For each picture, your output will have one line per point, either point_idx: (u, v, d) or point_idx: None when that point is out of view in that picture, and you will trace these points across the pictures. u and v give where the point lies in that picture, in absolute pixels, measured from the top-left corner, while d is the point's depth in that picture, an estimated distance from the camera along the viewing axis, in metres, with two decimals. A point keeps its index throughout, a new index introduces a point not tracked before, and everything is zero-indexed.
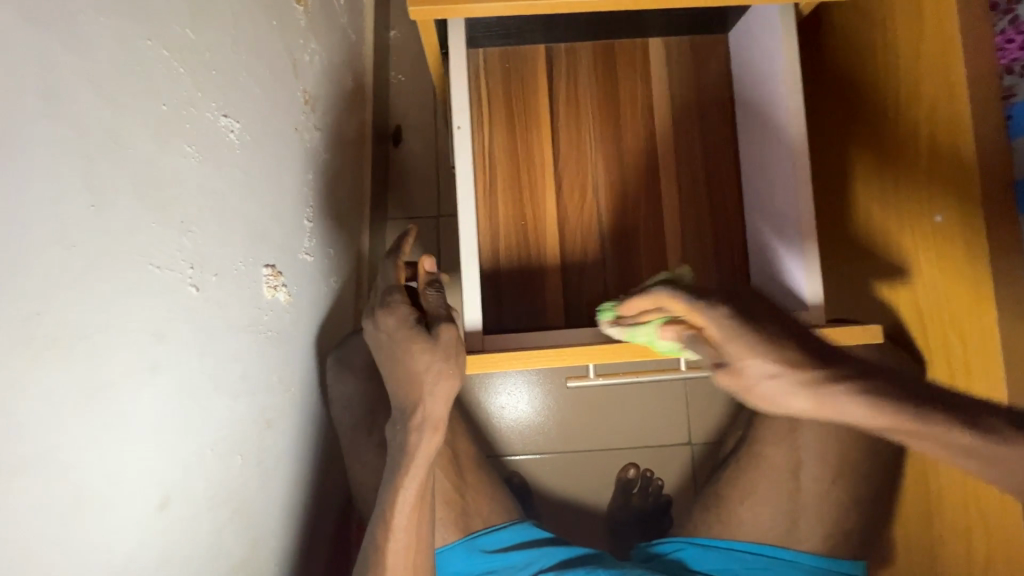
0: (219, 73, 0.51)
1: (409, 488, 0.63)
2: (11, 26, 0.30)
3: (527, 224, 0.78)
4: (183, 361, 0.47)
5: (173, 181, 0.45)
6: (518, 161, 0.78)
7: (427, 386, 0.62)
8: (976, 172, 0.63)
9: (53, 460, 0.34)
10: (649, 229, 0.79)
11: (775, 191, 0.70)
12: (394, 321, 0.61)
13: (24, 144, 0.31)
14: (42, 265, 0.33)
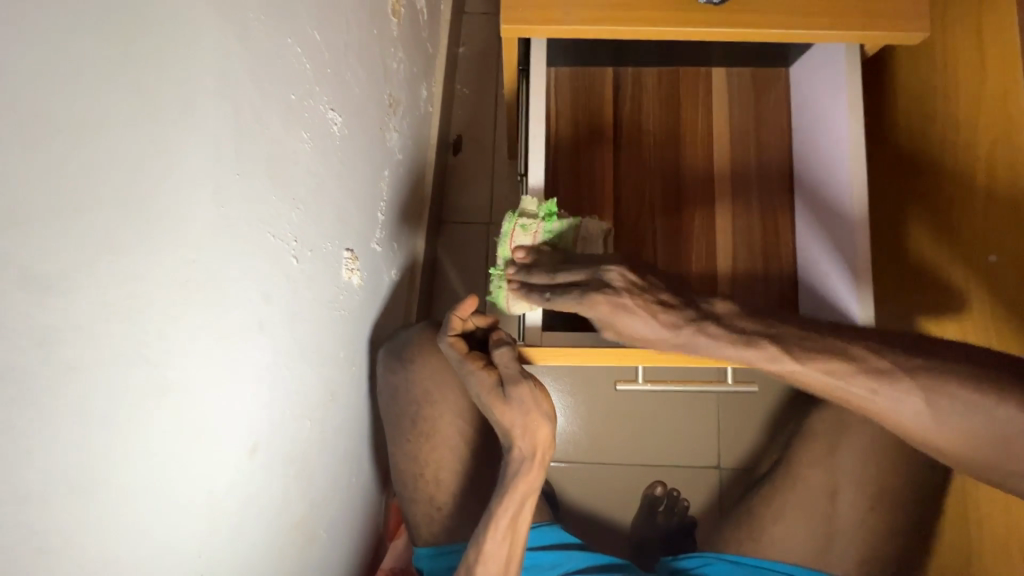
0: (332, 71, 0.57)
1: (501, 516, 0.64)
2: (203, 15, 0.36)
3: None
4: (280, 324, 0.51)
5: (291, 162, 0.50)
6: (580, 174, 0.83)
7: (521, 428, 0.65)
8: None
9: (185, 389, 0.39)
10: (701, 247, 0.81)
11: (834, 221, 0.72)
12: (477, 386, 0.66)
13: (197, 112, 0.37)
14: (198, 219, 0.38)
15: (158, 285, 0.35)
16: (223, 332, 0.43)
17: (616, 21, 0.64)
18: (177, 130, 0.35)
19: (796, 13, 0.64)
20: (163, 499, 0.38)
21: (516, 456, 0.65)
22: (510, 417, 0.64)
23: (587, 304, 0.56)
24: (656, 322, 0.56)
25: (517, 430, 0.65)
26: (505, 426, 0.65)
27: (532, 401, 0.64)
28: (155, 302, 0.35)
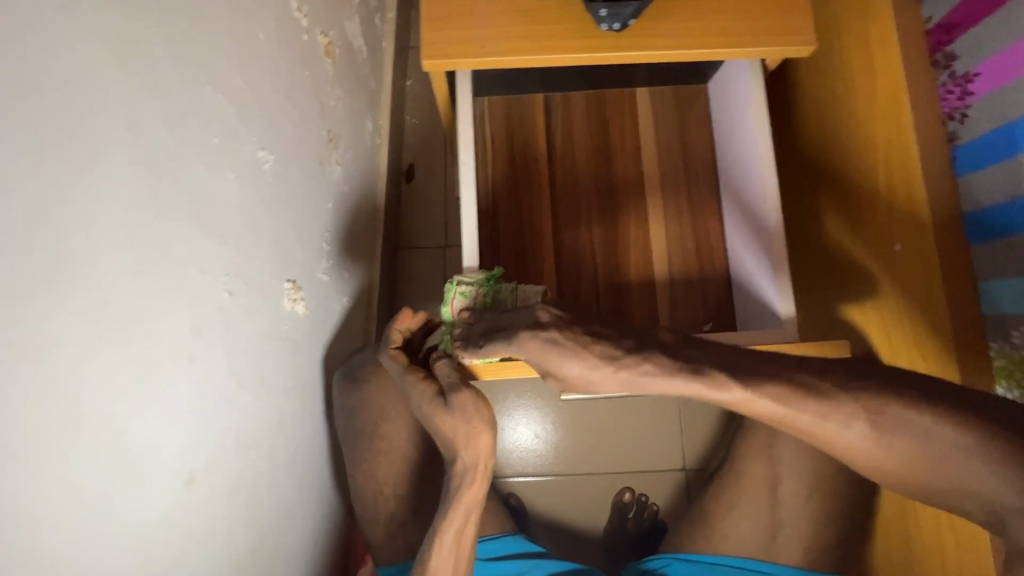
0: (259, 113, 0.60)
1: (446, 529, 0.65)
2: (111, 73, 0.39)
3: (526, 249, 0.85)
4: (215, 356, 0.53)
5: (217, 200, 0.53)
6: (518, 193, 0.87)
7: (462, 439, 0.66)
8: (922, 194, 0.67)
9: (104, 423, 0.40)
10: (638, 256, 0.85)
11: (755, 222, 0.75)
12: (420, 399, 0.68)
13: (109, 161, 0.39)
14: (114, 261, 0.40)
15: (75, 326, 0.37)
16: (147, 367, 0.44)
17: (528, 51, 0.68)
18: (88, 178, 0.38)
19: (693, 35, 0.68)
20: (90, 534, 0.39)
21: (459, 471, 0.67)
22: (453, 426, 0.66)
23: (518, 345, 0.57)
24: (569, 346, 0.56)
25: (461, 443, 0.66)
26: (446, 441, 0.67)
27: (474, 408, 0.66)
28: (70, 341, 0.37)
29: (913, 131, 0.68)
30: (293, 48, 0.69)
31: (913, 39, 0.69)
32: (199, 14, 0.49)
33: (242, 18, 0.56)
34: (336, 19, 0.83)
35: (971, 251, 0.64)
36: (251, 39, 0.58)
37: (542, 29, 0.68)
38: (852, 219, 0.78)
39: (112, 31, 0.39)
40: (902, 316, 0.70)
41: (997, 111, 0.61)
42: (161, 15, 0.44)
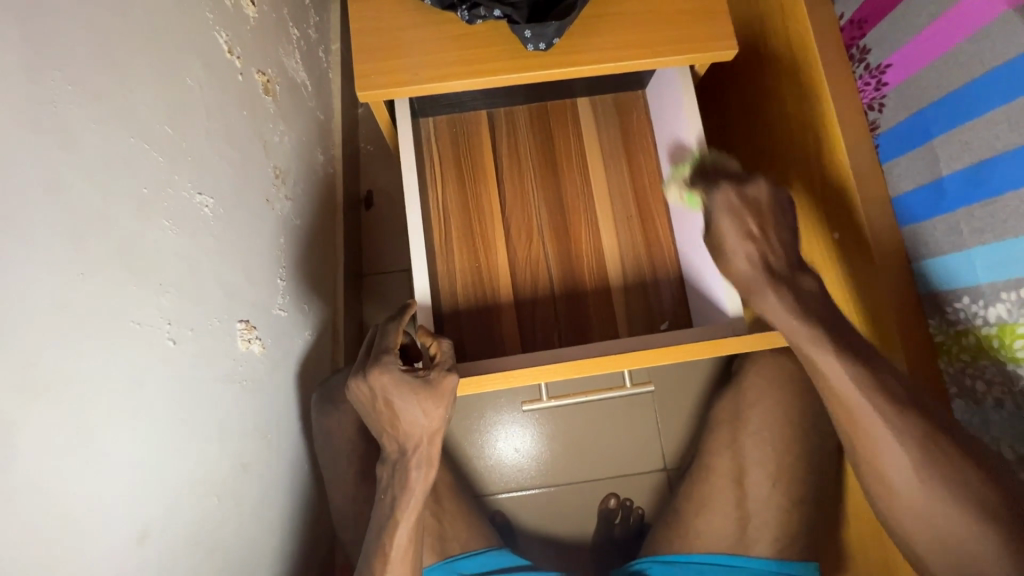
0: (195, 159, 0.61)
1: (406, 522, 0.65)
2: (24, 136, 0.39)
3: (482, 266, 0.86)
4: (160, 406, 0.53)
5: (153, 249, 0.53)
6: (470, 211, 0.88)
7: (422, 430, 0.65)
8: (853, 183, 0.68)
9: (42, 489, 0.40)
10: (592, 262, 0.87)
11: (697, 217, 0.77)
12: (388, 380, 0.63)
13: (28, 225, 0.39)
14: (40, 321, 0.40)
15: (3, 393, 0.37)
16: (84, 426, 0.44)
17: (461, 75, 0.69)
18: (6, 243, 0.37)
19: (621, 48, 0.70)
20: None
21: (412, 465, 0.66)
22: (417, 409, 0.64)
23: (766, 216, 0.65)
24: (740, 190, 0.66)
25: (420, 430, 0.65)
26: (399, 437, 0.66)
27: (443, 396, 0.65)
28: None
29: (837, 121, 0.70)
30: (228, 90, 0.69)
31: (828, 34, 0.72)
32: (118, 68, 0.49)
33: (166, 67, 0.57)
34: (274, 57, 0.83)
35: (902, 236, 0.66)
36: (179, 87, 0.59)
37: (473, 54, 0.70)
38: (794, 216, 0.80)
39: (22, 94, 0.39)
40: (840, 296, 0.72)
41: (910, 99, 0.63)
42: (75, 73, 0.44)
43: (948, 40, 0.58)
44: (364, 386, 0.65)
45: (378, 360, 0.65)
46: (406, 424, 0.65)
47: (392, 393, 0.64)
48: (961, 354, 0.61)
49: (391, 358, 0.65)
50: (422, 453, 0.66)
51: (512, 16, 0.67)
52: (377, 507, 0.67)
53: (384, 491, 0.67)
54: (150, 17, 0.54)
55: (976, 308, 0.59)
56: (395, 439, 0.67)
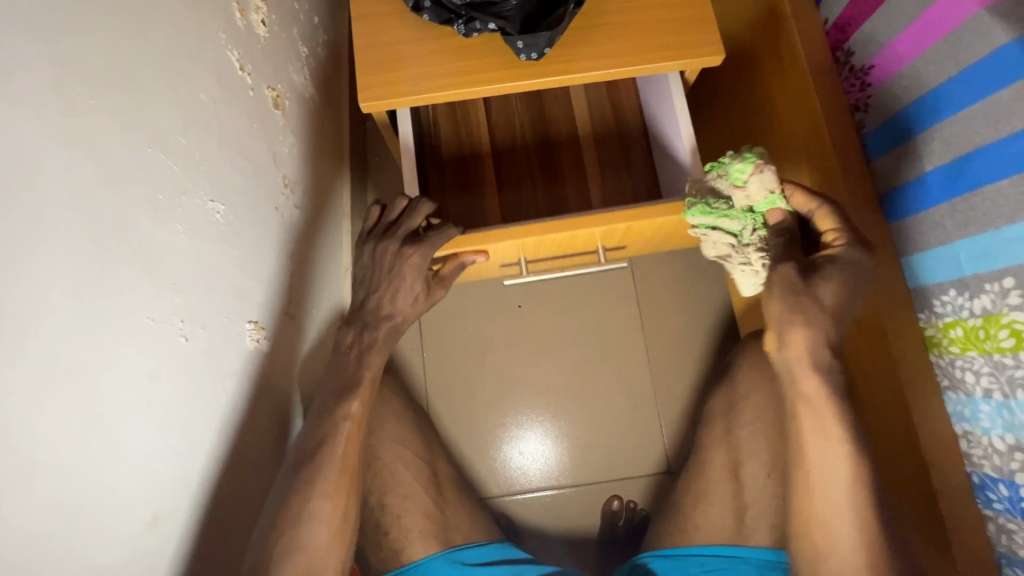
0: (207, 168, 0.65)
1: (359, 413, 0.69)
2: (52, 148, 0.43)
3: (465, 144, 1.04)
4: (174, 398, 0.56)
5: (167, 252, 0.56)
6: (455, 104, 1.06)
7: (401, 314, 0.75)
8: (837, 167, 0.71)
9: (61, 470, 0.43)
10: (565, 137, 1.04)
11: (658, 83, 0.90)
12: (416, 262, 0.73)
13: (53, 228, 0.43)
14: (61, 313, 0.43)
15: (25, 376, 0.40)
16: (102, 412, 0.47)
17: (458, 86, 0.73)
18: (31, 240, 0.41)
19: (610, 57, 0.73)
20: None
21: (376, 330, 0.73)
22: (406, 296, 0.74)
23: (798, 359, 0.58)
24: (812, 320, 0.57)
25: (403, 310, 0.75)
26: (384, 304, 0.73)
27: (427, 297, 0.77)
28: (21, 391, 0.40)
29: (825, 124, 0.72)
30: (238, 105, 0.73)
31: (813, 40, 0.74)
32: (136, 82, 0.53)
33: (181, 79, 0.61)
34: (283, 73, 0.88)
35: (889, 227, 0.68)
36: (192, 98, 0.63)
37: (470, 65, 0.73)
38: None
39: (45, 105, 0.43)
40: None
41: (893, 99, 0.65)
42: (95, 87, 0.48)
43: (926, 40, 0.60)
44: (391, 249, 0.73)
45: (412, 240, 0.73)
46: (397, 307, 0.74)
47: (405, 282, 0.73)
48: (951, 347, 0.62)
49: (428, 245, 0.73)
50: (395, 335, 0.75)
51: (505, 28, 0.70)
52: (337, 366, 0.71)
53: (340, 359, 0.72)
54: (165, 34, 0.58)
55: (962, 300, 0.60)
56: (370, 315, 0.73)
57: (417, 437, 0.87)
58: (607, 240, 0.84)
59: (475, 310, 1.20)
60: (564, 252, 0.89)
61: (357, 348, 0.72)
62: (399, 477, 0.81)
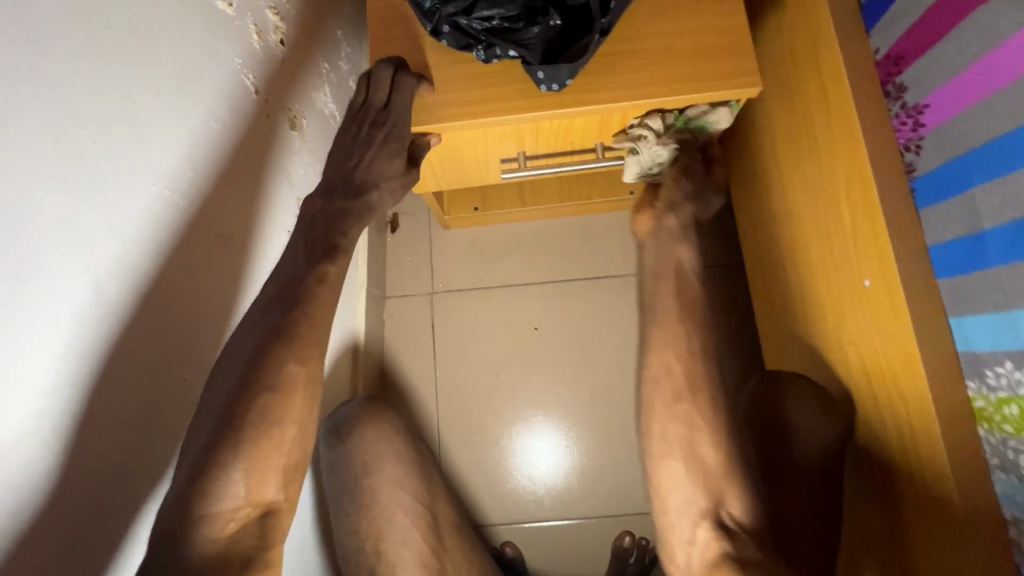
0: (219, 199, 0.63)
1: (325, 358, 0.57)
2: (41, 195, 0.43)
3: None
4: (164, 431, 0.56)
5: (169, 291, 0.56)
6: None
7: (374, 182, 0.66)
8: (880, 216, 0.66)
9: (38, 521, 0.43)
10: None
11: None
12: (386, 132, 0.67)
13: (42, 280, 0.43)
14: (48, 361, 0.43)
15: (8, 427, 0.40)
16: (79, 459, 0.47)
17: (476, 115, 0.70)
18: (19, 292, 0.41)
19: (641, 87, 0.69)
20: None
21: (346, 193, 0.64)
22: (381, 162, 0.67)
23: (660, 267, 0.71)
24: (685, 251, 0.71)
25: (373, 180, 0.66)
26: (355, 169, 0.66)
27: (403, 176, 0.69)
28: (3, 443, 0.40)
29: (870, 167, 0.67)
30: (256, 129, 0.70)
31: (863, 75, 0.68)
32: (142, 117, 0.52)
33: (195, 110, 0.59)
34: (303, 91, 0.82)
35: (939, 284, 0.62)
36: (207, 127, 0.61)
37: (489, 93, 0.70)
38: (823, 258, 0.78)
39: (40, 154, 0.42)
40: (865, 340, 0.71)
41: (948, 144, 0.59)
42: (94, 128, 0.47)
43: (991, 83, 0.54)
44: (364, 122, 0.67)
45: (379, 120, 0.67)
46: (382, 172, 0.67)
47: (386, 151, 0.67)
48: (1004, 425, 0.56)
49: (403, 113, 0.68)
50: (374, 204, 0.66)
51: (525, 57, 0.66)
52: (315, 233, 0.61)
53: (313, 223, 0.62)
54: (178, 61, 0.57)
55: (1020, 376, 0.54)
56: (350, 181, 0.65)
57: (416, 473, 0.85)
58: (603, 135, 0.78)
59: (491, 331, 1.18)
60: (566, 157, 0.84)
61: (326, 212, 0.62)
62: (396, 522, 0.80)
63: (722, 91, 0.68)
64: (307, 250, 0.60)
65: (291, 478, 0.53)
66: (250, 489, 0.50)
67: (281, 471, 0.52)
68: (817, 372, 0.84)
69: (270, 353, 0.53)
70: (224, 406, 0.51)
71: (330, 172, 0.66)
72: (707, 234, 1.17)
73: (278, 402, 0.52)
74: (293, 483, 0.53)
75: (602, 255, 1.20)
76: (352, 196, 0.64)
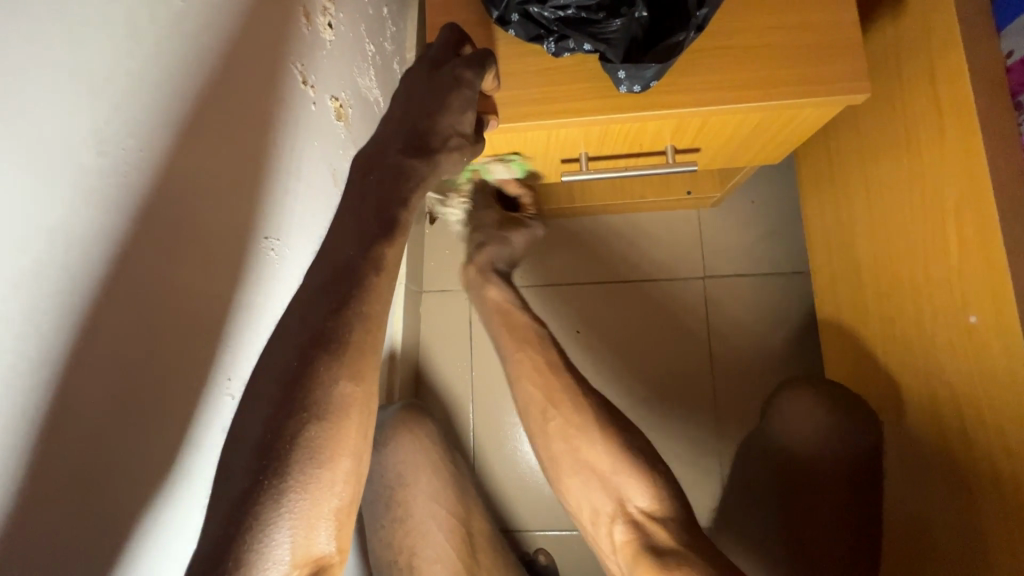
0: (268, 203, 0.58)
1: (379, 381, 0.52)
2: (102, 220, 0.37)
3: None
4: (211, 459, 0.52)
5: (218, 308, 0.51)
6: None
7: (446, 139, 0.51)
8: (1001, 248, 0.58)
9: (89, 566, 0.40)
10: None
11: None
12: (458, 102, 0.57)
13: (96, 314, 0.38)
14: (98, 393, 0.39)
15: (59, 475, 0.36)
16: (126, 503, 0.42)
17: (545, 115, 0.63)
18: (65, 333, 0.35)
19: (730, 87, 0.61)
20: None
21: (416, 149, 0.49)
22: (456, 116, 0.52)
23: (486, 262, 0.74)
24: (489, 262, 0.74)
25: (443, 135, 0.51)
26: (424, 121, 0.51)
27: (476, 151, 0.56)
28: (44, 513, 0.35)
29: (991, 190, 0.58)
30: (303, 125, 0.63)
31: (992, 81, 0.59)
32: (195, 120, 0.45)
33: (250, 104, 0.53)
34: (348, 77, 0.74)
35: None
36: (257, 126, 0.55)
37: (560, 92, 0.63)
38: (916, 283, 0.70)
39: (88, 172, 0.36)
40: (965, 381, 0.64)
41: None
42: (145, 135, 0.40)
43: None
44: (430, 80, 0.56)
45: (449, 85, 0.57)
46: (452, 126, 0.52)
47: (455, 105, 0.52)
48: None
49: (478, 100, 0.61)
50: (444, 167, 0.51)
51: (605, 54, 0.59)
52: None
53: (357, 194, 0.47)
54: (237, 51, 0.50)
55: None
56: (418, 137, 0.50)
57: (450, 485, 0.82)
58: (680, 137, 0.70)
59: None
60: (633, 159, 0.77)
61: (381, 172, 0.48)
62: (430, 539, 0.77)
63: (823, 97, 0.60)
64: (357, 227, 0.45)
65: (343, 522, 0.42)
66: (296, 550, 0.38)
67: (334, 517, 0.41)
68: (884, 404, 0.78)
69: (317, 366, 0.41)
70: (257, 451, 0.38)
71: (386, 126, 0.52)
72: (767, 241, 1.09)
73: (331, 437, 0.40)
74: (345, 530, 0.42)
75: (653, 257, 1.11)
76: (415, 154, 0.49)
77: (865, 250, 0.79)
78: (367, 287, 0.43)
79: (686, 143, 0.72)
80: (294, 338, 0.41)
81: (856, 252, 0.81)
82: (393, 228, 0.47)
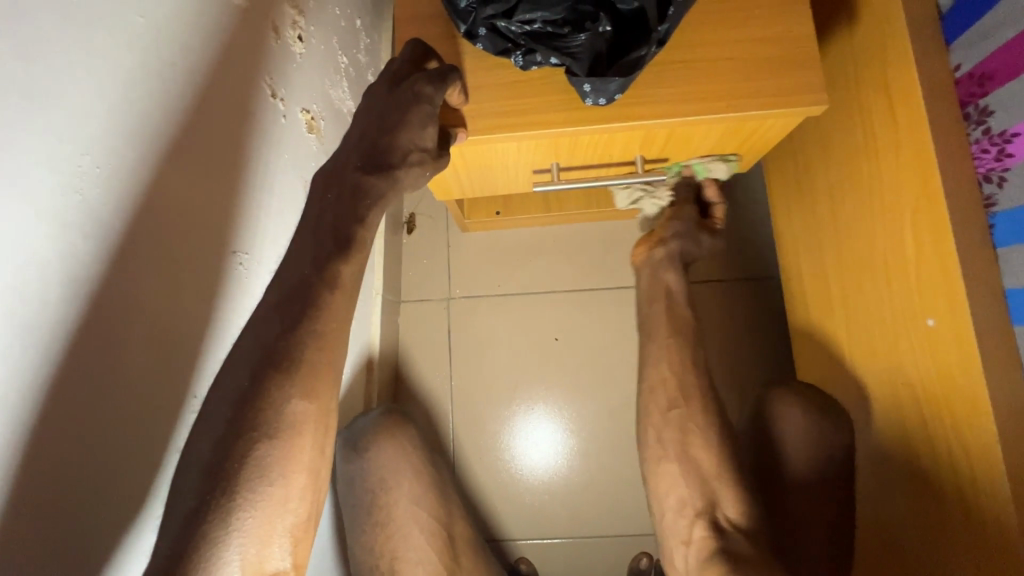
0: (240, 217, 0.58)
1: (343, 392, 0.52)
2: (63, 236, 0.37)
3: None
4: None
5: (191, 325, 0.51)
6: None
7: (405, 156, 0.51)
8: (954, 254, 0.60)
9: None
10: None
11: None
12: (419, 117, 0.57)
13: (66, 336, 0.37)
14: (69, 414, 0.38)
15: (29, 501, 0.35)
16: (92, 526, 0.41)
17: (512, 127, 0.64)
18: (26, 355, 0.35)
19: (694, 99, 0.62)
20: None
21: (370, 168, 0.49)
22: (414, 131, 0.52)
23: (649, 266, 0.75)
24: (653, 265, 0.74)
25: (400, 152, 0.51)
26: (380, 138, 0.51)
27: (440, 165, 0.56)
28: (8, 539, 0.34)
29: (944, 197, 0.61)
30: (273, 138, 0.63)
31: (940, 93, 0.62)
32: (162, 133, 0.45)
33: (221, 118, 0.53)
34: (319, 88, 0.74)
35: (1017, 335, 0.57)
36: (229, 139, 0.54)
37: (527, 104, 0.64)
38: (878, 287, 0.72)
39: (47, 188, 0.36)
40: (925, 382, 0.66)
41: None
42: (110, 149, 0.40)
43: None
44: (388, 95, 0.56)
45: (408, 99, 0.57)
46: (410, 142, 0.52)
47: (414, 121, 0.52)
48: None
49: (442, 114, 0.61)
50: (402, 183, 0.51)
51: (571, 67, 0.60)
52: None
53: (321, 208, 0.47)
54: (207, 66, 0.50)
55: None
56: (373, 154, 0.50)
57: (432, 492, 0.81)
58: (648, 148, 0.72)
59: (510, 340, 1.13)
60: (603, 169, 0.78)
61: (337, 191, 0.48)
62: (411, 544, 0.76)
63: (785, 109, 0.62)
64: (316, 242, 0.45)
65: (300, 538, 0.41)
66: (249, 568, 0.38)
67: (289, 533, 0.40)
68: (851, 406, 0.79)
69: (270, 383, 0.41)
70: (204, 474, 0.38)
71: (344, 143, 0.52)
72: None
73: (282, 455, 0.40)
74: (302, 545, 0.42)
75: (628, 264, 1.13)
76: (371, 171, 0.49)
77: (830, 255, 0.81)
78: (321, 305, 0.44)
79: (653, 154, 0.74)
80: (255, 354, 0.41)
81: (822, 257, 0.83)
82: (358, 240, 0.47)
